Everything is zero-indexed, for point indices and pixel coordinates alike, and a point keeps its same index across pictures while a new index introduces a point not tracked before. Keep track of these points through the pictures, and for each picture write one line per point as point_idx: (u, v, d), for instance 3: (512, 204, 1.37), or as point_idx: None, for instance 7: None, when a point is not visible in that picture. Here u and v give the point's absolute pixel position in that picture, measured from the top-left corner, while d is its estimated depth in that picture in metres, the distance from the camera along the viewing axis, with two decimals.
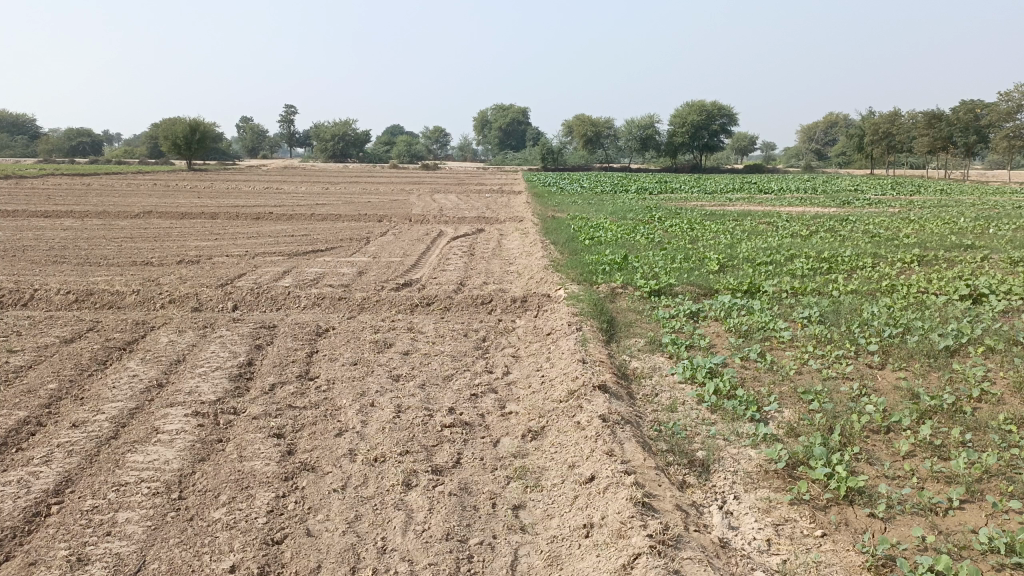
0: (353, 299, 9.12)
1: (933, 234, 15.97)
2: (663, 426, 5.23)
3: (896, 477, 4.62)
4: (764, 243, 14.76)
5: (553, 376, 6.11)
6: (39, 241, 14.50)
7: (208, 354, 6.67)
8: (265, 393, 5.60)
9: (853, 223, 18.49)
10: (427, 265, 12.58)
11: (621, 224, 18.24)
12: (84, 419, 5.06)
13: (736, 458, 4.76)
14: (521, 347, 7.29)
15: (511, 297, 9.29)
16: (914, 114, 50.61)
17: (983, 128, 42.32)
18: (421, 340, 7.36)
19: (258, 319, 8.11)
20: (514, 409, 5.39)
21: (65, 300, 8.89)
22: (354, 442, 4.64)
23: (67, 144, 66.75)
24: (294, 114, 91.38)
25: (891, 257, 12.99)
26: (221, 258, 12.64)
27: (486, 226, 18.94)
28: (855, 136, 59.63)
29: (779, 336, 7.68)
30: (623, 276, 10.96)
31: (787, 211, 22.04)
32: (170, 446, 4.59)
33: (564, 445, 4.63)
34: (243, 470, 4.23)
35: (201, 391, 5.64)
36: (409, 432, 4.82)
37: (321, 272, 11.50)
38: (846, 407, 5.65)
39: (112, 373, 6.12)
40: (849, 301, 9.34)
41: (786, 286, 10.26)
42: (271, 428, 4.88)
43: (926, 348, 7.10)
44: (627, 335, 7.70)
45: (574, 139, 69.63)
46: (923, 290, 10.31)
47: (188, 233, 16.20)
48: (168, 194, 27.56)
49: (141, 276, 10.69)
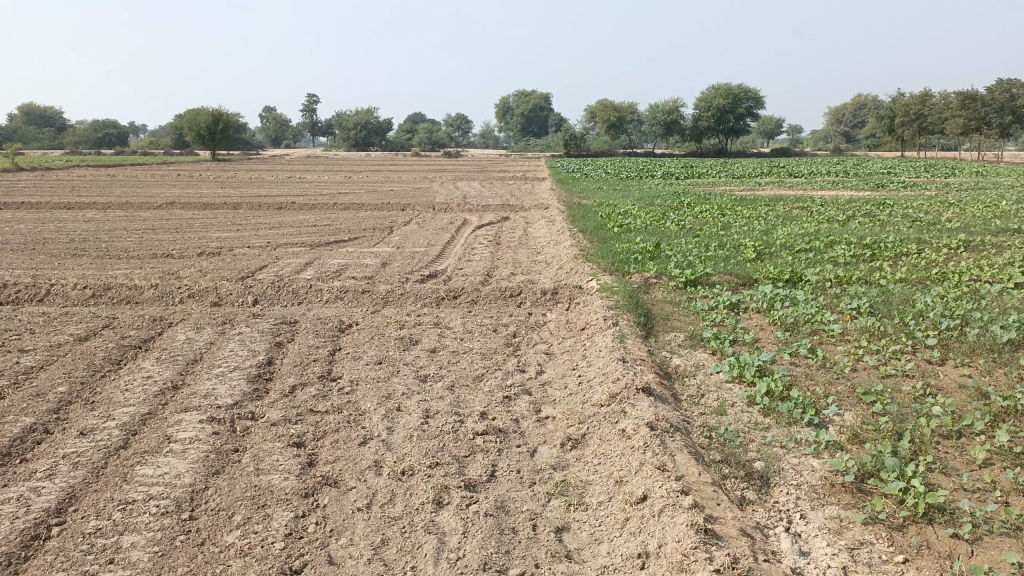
0: (377, 292, 8.76)
1: (977, 218, 15.27)
2: (714, 432, 4.83)
3: (976, 491, 4.17)
4: (802, 229, 14.20)
5: (591, 376, 5.70)
6: (60, 233, 14.32)
7: (226, 353, 6.34)
8: (285, 396, 5.25)
9: (890, 207, 17.81)
10: (453, 255, 12.21)
11: (649, 210, 17.74)
12: (93, 426, 4.75)
13: (797, 469, 4.35)
14: (555, 343, 6.91)
15: (541, 289, 8.89)
16: (947, 95, 49.27)
17: (1019, 108, 40.89)
18: (448, 336, 7.00)
19: (278, 314, 7.78)
20: (551, 414, 5.01)
21: (82, 296, 8.64)
22: (380, 452, 4.27)
23: (94, 136, 67.47)
24: (315, 104, 91.58)
25: (936, 242, 12.38)
26: (242, 250, 12.35)
27: (511, 213, 18.53)
28: (885, 118, 58.14)
29: (828, 329, 7.21)
30: (657, 265, 10.50)
31: (819, 196, 21.41)
32: (182, 457, 4.26)
33: (608, 457, 4.24)
34: (259, 485, 3.88)
35: (218, 393, 5.31)
36: (437, 441, 4.43)
37: (344, 263, 11.16)
38: (911, 410, 5.19)
39: (126, 375, 5.81)
40: (899, 290, 8.81)
41: (830, 274, 9.73)
42: (290, 436, 4.52)
43: (989, 342, 6.57)
44: (666, 330, 7.26)
45: (598, 124, 68.83)
46: (975, 278, 9.73)
47: (210, 224, 15.97)
48: (191, 184, 27.41)
49: (161, 269, 10.43)
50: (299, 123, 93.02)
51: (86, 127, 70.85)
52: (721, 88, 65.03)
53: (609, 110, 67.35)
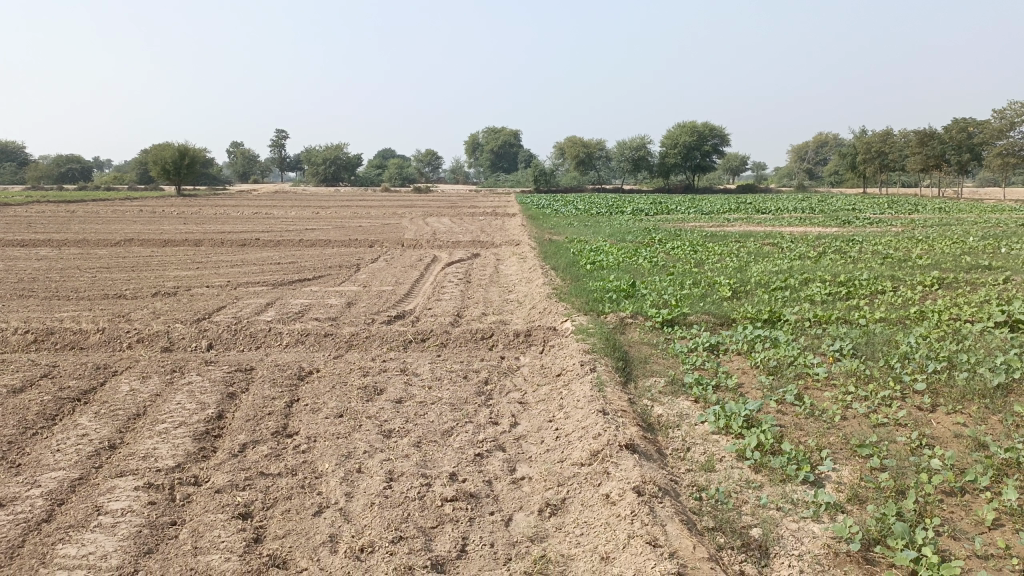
0: (341, 335, 8.31)
1: (947, 254, 15.25)
2: (704, 494, 4.46)
3: (991, 559, 3.83)
4: (775, 266, 14.02)
5: (568, 430, 5.30)
6: (8, 273, 13.67)
7: (173, 406, 5.83)
8: (234, 457, 4.77)
9: (860, 243, 17.78)
10: (422, 294, 11.80)
11: (622, 246, 17.51)
12: (14, 495, 4.23)
13: (798, 536, 3.97)
14: (529, 391, 6.50)
15: (513, 331, 8.50)
16: (906, 133, 50.39)
17: (977, 146, 41.79)
18: (415, 384, 6.55)
19: (233, 361, 7.28)
20: (527, 474, 4.60)
21: (23, 341, 8.08)
22: (337, 525, 3.81)
23: (56, 171, 66.31)
24: (284, 139, 91.34)
25: (910, 280, 12.25)
26: (200, 289, 11.83)
27: (481, 250, 18.17)
28: (849, 155, 59.38)
29: (814, 374, 6.90)
30: (632, 304, 10.20)
31: (788, 232, 21.46)
32: (113, 533, 3.77)
33: (591, 527, 3.83)
34: (196, 569, 3.40)
35: (159, 454, 4.81)
36: (401, 510, 3.98)
37: (307, 303, 10.70)
38: (909, 464, 4.86)
39: (59, 433, 5.28)
40: (881, 330, 8.56)
41: (810, 314, 9.48)
42: (236, 505, 4.05)
43: (980, 387, 6.28)
44: (644, 374, 6.89)
45: (567, 161, 69.31)
46: (954, 316, 9.54)
47: (168, 262, 15.38)
48: (154, 219, 26.77)
49: (112, 311, 9.89)
50: (267, 159, 92.40)
51: (48, 163, 69.68)
52: (686, 126, 65.97)
53: (578, 146, 67.79)
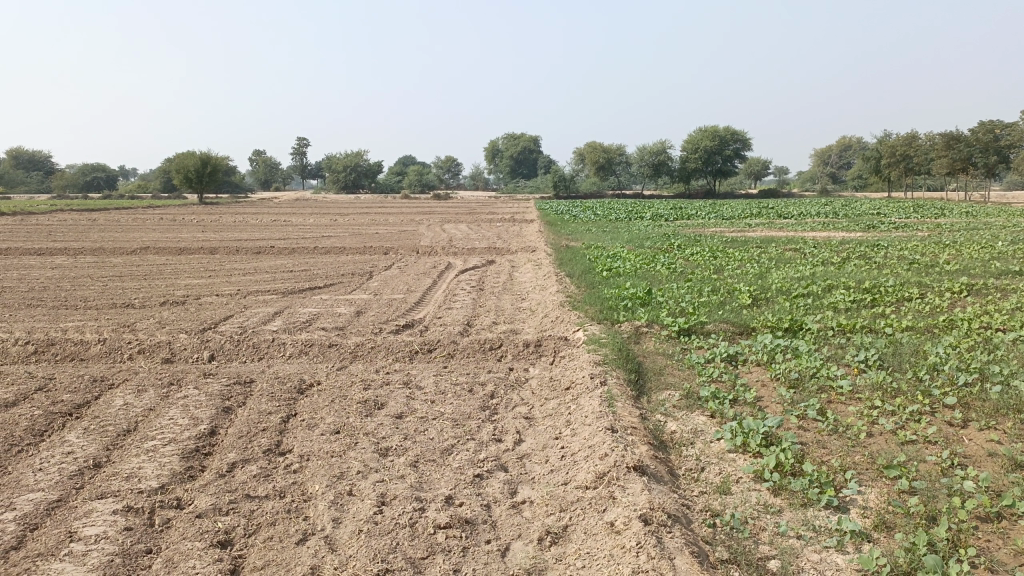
0: (346, 345, 8.07)
1: (975, 259, 14.78)
2: (718, 520, 4.17)
3: None
4: (797, 272, 13.62)
5: (575, 449, 5.01)
6: (22, 281, 13.64)
7: (165, 421, 5.62)
8: (220, 478, 4.53)
9: (885, 248, 17.30)
10: (433, 302, 11.55)
11: (640, 253, 17.18)
12: None
13: (819, 570, 3.65)
14: (537, 406, 6.22)
15: (523, 341, 8.22)
16: (932, 136, 49.54)
17: (1004, 148, 40.91)
18: (418, 397, 6.30)
19: (233, 373, 7.05)
20: (528, 498, 4.31)
21: (24, 352, 7.93)
22: (320, 555, 3.55)
23: (82, 180, 67.15)
24: (305, 148, 91.88)
25: (938, 286, 11.80)
26: (210, 298, 11.68)
27: (497, 257, 17.90)
28: (872, 158, 58.51)
29: (837, 387, 6.54)
30: (648, 312, 9.88)
31: (811, 237, 20.99)
32: (83, 561, 3.54)
33: (593, 559, 3.55)
34: None
35: (143, 474, 4.59)
36: (390, 539, 3.71)
37: (316, 312, 10.49)
38: (940, 487, 4.51)
39: (45, 450, 5.07)
40: (908, 339, 8.16)
41: (832, 322, 9.09)
42: (217, 532, 3.81)
43: (1015, 402, 5.88)
44: (658, 388, 6.57)
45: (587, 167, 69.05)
46: (984, 324, 9.12)
47: (182, 270, 15.25)
48: (172, 227, 26.77)
49: (118, 321, 9.73)
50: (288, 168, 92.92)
51: (74, 172, 70.54)
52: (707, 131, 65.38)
53: (598, 152, 67.44)
